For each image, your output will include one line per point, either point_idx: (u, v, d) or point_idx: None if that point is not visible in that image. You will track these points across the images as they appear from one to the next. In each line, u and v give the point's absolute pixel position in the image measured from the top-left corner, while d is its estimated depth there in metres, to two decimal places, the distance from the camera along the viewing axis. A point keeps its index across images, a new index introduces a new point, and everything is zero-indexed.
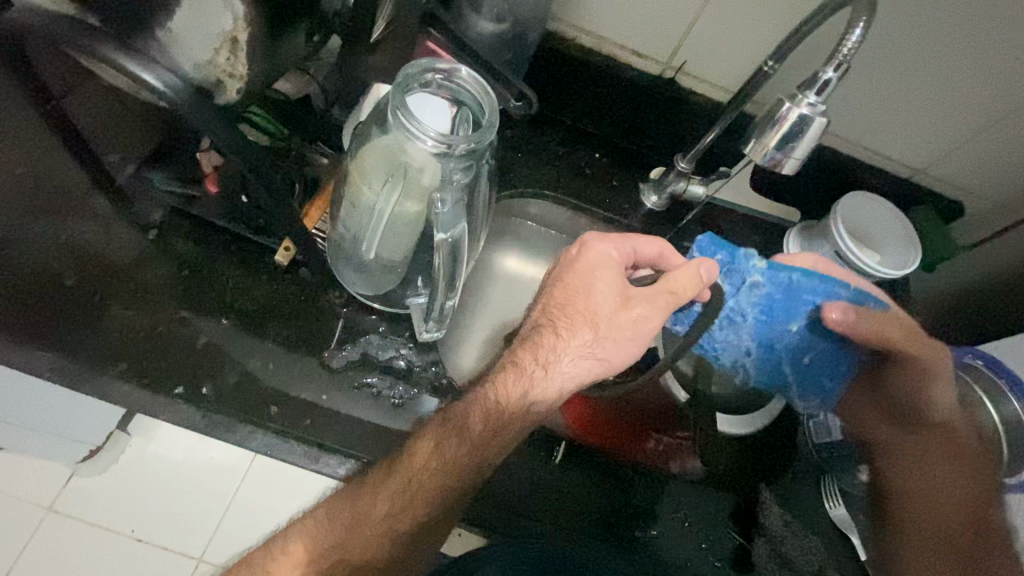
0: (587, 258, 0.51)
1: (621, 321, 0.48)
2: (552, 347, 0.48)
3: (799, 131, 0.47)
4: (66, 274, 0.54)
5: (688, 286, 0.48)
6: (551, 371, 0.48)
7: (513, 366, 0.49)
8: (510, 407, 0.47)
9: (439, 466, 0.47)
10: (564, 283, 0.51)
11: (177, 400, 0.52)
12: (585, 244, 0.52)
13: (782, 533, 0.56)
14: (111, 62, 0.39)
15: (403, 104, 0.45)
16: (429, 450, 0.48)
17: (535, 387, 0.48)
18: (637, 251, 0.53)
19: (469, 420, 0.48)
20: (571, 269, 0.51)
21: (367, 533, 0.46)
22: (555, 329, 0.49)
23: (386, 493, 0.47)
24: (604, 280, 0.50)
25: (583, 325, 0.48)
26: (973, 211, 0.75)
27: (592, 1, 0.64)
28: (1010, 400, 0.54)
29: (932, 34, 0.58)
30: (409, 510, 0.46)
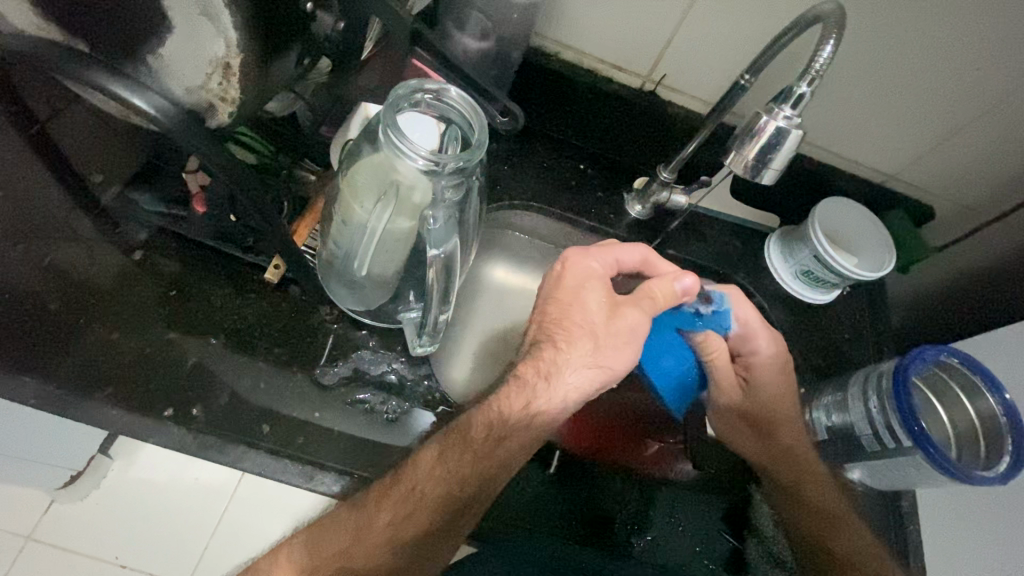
0: (573, 272, 0.52)
1: (614, 328, 0.50)
2: (554, 361, 0.49)
3: (778, 143, 0.49)
4: (48, 297, 0.54)
5: (666, 292, 0.52)
6: (555, 383, 0.48)
7: (516, 381, 0.49)
8: (511, 419, 0.48)
9: (443, 477, 0.47)
10: (556, 299, 0.52)
11: (166, 423, 0.51)
12: (568, 260, 0.53)
13: (773, 533, 0.60)
14: (101, 88, 0.39)
15: (394, 123, 0.46)
16: (432, 459, 0.48)
17: (539, 398, 0.48)
18: (619, 262, 0.55)
19: (472, 429, 0.48)
20: (562, 284, 0.52)
21: (371, 542, 0.47)
22: (555, 342, 0.50)
23: (389, 502, 0.47)
24: (593, 293, 0.51)
25: (582, 336, 0.49)
26: (943, 213, 0.77)
27: (573, 19, 0.65)
28: (984, 396, 0.56)
29: (897, 48, 0.60)
30: (410, 518, 0.47)
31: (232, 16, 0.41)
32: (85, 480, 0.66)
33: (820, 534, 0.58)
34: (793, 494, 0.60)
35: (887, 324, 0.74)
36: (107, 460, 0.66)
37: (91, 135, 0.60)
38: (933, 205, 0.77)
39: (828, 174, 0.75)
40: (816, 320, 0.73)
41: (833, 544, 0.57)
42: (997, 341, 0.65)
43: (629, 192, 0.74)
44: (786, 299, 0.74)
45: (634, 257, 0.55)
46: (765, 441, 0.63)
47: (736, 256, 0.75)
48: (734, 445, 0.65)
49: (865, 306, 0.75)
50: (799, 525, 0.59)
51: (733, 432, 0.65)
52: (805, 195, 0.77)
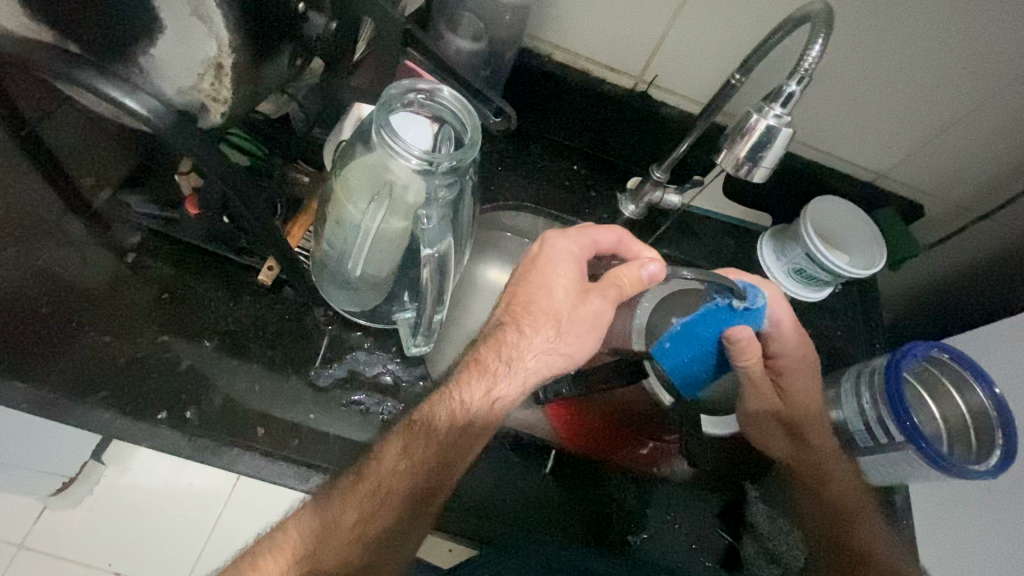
0: (549, 254, 0.52)
1: (581, 314, 0.50)
2: (515, 344, 0.49)
3: (768, 141, 0.50)
4: (40, 301, 0.53)
5: (632, 279, 0.51)
6: (516, 367, 0.49)
7: (476, 364, 0.49)
8: (472, 407, 0.48)
9: (407, 471, 0.47)
10: (526, 282, 0.51)
11: (160, 426, 0.51)
12: (545, 242, 0.53)
13: (768, 529, 0.60)
14: (92, 89, 0.39)
15: (387, 123, 0.46)
16: (397, 453, 0.47)
17: (500, 383, 0.48)
18: (598, 245, 0.54)
19: (436, 421, 0.48)
20: (536, 267, 0.52)
21: (336, 543, 0.45)
22: (518, 326, 0.49)
23: (357, 499, 0.46)
24: (562, 276, 0.51)
25: (546, 323, 0.50)
26: (932, 211, 0.78)
27: (565, 20, 0.66)
28: (974, 390, 0.57)
29: (884, 48, 0.61)
30: (378, 516, 0.46)
31: (225, 17, 0.41)
32: (78, 485, 0.66)
33: (838, 529, 0.58)
34: (815, 492, 0.60)
35: (878, 321, 0.75)
36: (99, 467, 0.66)
37: (83, 140, 0.60)
38: (922, 203, 0.77)
39: (820, 173, 0.76)
40: (809, 317, 0.74)
41: (852, 539, 0.58)
42: (984, 338, 0.66)
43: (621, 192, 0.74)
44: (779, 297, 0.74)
45: (614, 239, 0.54)
46: (792, 440, 0.60)
47: (729, 255, 0.76)
48: (762, 444, 0.61)
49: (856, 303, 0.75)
50: (817, 524, 0.59)
51: (762, 433, 0.61)
52: (798, 193, 0.77)
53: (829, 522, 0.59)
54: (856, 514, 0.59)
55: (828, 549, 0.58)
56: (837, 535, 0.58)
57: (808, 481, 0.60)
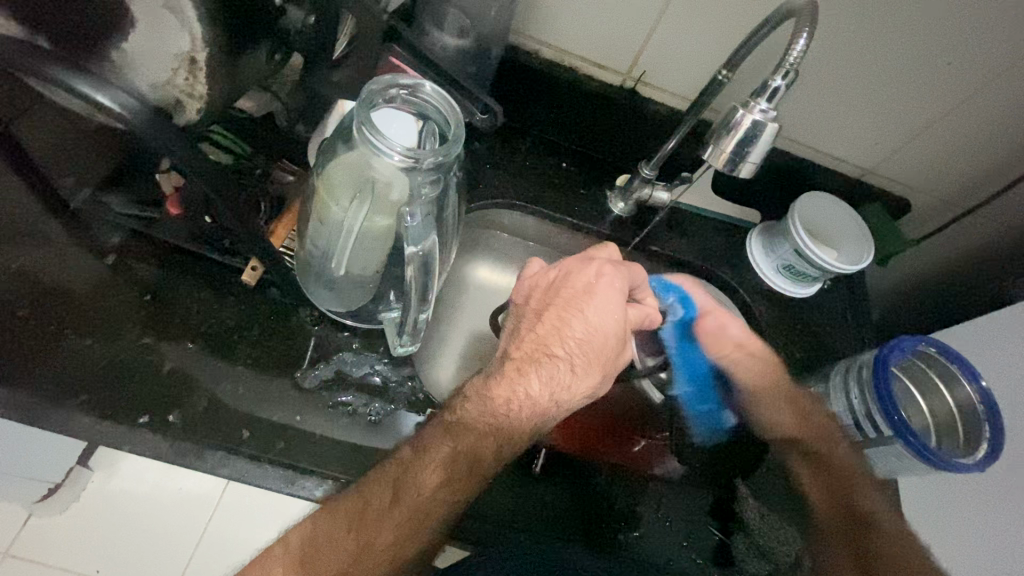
0: (604, 290, 0.54)
1: (618, 360, 0.54)
2: (567, 385, 0.50)
3: (754, 136, 0.49)
4: (17, 304, 0.52)
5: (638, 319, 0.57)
6: (562, 406, 0.50)
7: (528, 400, 0.49)
8: (518, 436, 0.49)
9: (451, 499, 0.47)
10: (583, 317, 0.52)
11: (142, 430, 0.50)
12: (602, 276, 0.55)
13: (759, 526, 0.58)
14: (66, 86, 0.38)
15: (369, 120, 0.45)
16: (437, 481, 0.47)
17: (546, 419, 0.50)
18: (637, 288, 0.59)
19: (483, 446, 0.48)
20: (592, 308, 0.53)
21: (371, 564, 0.45)
22: (572, 365, 0.50)
23: (391, 523, 0.45)
24: (609, 319, 0.53)
25: (597, 368, 0.51)
26: (918, 207, 0.79)
27: (552, 17, 0.65)
28: (962, 383, 0.57)
29: (869, 43, 0.61)
30: (413, 537, 0.46)
31: (196, 9, 0.42)
32: (63, 492, 0.65)
33: (840, 498, 0.57)
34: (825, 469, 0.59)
35: (867, 316, 0.75)
36: (87, 472, 0.65)
37: (62, 139, 0.58)
38: (910, 199, 0.78)
39: (808, 170, 0.76)
40: (799, 314, 0.74)
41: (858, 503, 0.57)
42: (964, 329, 0.67)
43: (611, 189, 0.74)
44: (769, 294, 0.74)
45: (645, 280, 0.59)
46: (795, 410, 0.62)
47: (719, 252, 0.75)
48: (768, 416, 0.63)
49: (845, 298, 0.76)
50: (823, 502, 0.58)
51: (766, 402, 0.63)
52: (786, 190, 0.77)
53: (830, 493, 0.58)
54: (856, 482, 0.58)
55: (832, 514, 0.57)
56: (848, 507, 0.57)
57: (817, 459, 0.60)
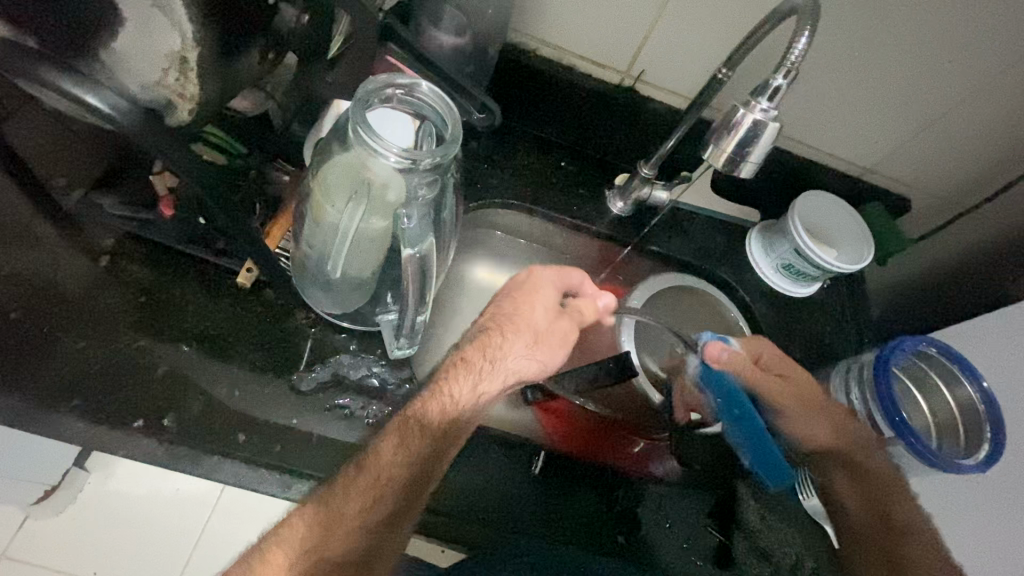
0: (539, 280, 0.56)
1: (554, 328, 0.55)
2: (500, 348, 0.52)
3: (755, 136, 0.49)
4: (9, 307, 0.51)
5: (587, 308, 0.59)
6: (498, 365, 0.52)
7: (464, 365, 0.51)
8: (462, 412, 0.50)
9: (406, 459, 0.47)
10: (513, 299, 0.56)
11: (136, 435, 0.49)
12: (536, 271, 0.57)
13: (759, 526, 0.59)
14: (54, 86, 0.37)
15: (365, 120, 0.45)
16: (394, 447, 0.47)
17: (485, 379, 0.51)
18: (575, 288, 0.59)
19: (428, 412, 0.48)
20: (529, 297, 0.55)
21: (341, 534, 0.44)
22: (502, 332, 0.53)
23: (356, 491, 0.45)
24: (541, 300, 0.55)
25: (524, 334, 0.54)
26: (919, 205, 0.78)
27: (550, 15, 0.64)
28: (963, 384, 0.59)
29: (870, 42, 0.61)
30: (379, 505, 0.46)
31: (187, 9, 0.41)
32: (58, 496, 0.65)
33: (875, 502, 0.60)
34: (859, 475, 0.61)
35: (867, 316, 0.75)
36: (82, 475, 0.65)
37: (54, 140, 0.58)
38: (910, 198, 0.77)
39: (808, 169, 0.75)
40: (799, 314, 0.73)
41: (893, 509, 0.60)
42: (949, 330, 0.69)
43: (611, 188, 0.74)
44: (769, 293, 0.74)
45: (582, 279, 0.59)
46: (824, 420, 0.63)
47: (719, 251, 0.75)
48: (803, 432, 0.65)
49: (845, 297, 0.75)
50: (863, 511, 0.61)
51: (801, 420, 0.64)
52: (786, 189, 0.77)
53: (869, 502, 0.61)
54: (891, 490, 0.60)
55: (871, 525, 0.60)
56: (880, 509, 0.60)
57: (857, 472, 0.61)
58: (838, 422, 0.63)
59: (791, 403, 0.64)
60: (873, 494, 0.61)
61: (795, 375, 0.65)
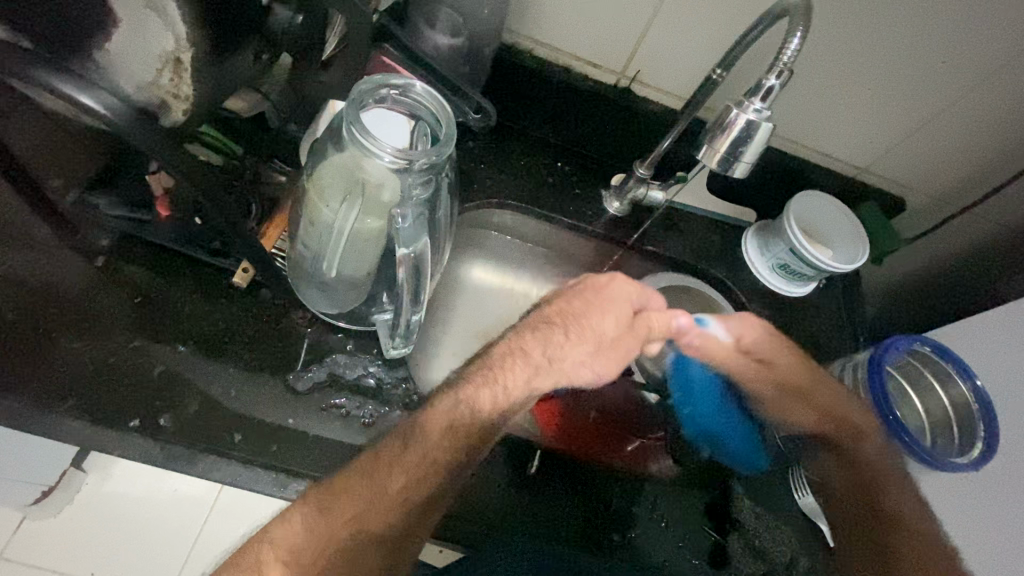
0: (613, 288, 0.56)
1: (619, 344, 0.56)
2: (561, 347, 0.53)
3: (748, 136, 0.49)
4: (5, 307, 0.51)
5: (660, 322, 0.59)
6: (556, 364, 0.53)
7: (522, 353, 0.52)
8: (515, 395, 0.51)
9: (456, 439, 0.47)
10: (585, 299, 0.56)
11: (132, 434, 0.49)
12: (613, 278, 0.57)
13: (755, 526, 0.58)
14: (48, 87, 0.38)
15: (359, 121, 0.45)
16: (442, 428, 0.47)
17: (541, 375, 0.52)
18: (651, 310, 0.59)
19: (478, 399, 0.49)
20: (592, 309, 0.55)
21: (382, 508, 0.45)
22: (565, 329, 0.54)
23: (401, 468, 0.46)
24: (615, 311, 0.56)
25: (588, 340, 0.54)
26: (914, 205, 0.79)
27: (546, 15, 0.65)
28: (956, 383, 0.61)
29: (862, 43, 0.61)
30: (424, 483, 0.46)
31: (180, 9, 0.42)
32: (55, 497, 0.65)
33: (862, 490, 0.59)
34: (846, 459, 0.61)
35: (862, 315, 0.75)
36: (80, 475, 0.64)
37: (45, 137, 0.56)
38: (905, 198, 0.78)
39: (803, 169, 0.75)
40: (795, 313, 0.73)
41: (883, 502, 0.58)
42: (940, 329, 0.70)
43: (607, 188, 0.74)
44: (765, 293, 0.74)
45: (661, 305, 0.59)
46: (809, 405, 0.63)
47: (715, 251, 0.75)
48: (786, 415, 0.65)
49: (840, 296, 0.76)
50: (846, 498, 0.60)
51: (784, 404, 0.64)
52: (781, 190, 0.77)
53: (860, 489, 0.60)
54: (882, 478, 0.59)
55: (859, 511, 0.59)
56: (867, 496, 0.59)
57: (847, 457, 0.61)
58: (830, 404, 0.62)
59: (769, 388, 0.64)
60: (858, 480, 0.60)
61: (787, 357, 0.62)
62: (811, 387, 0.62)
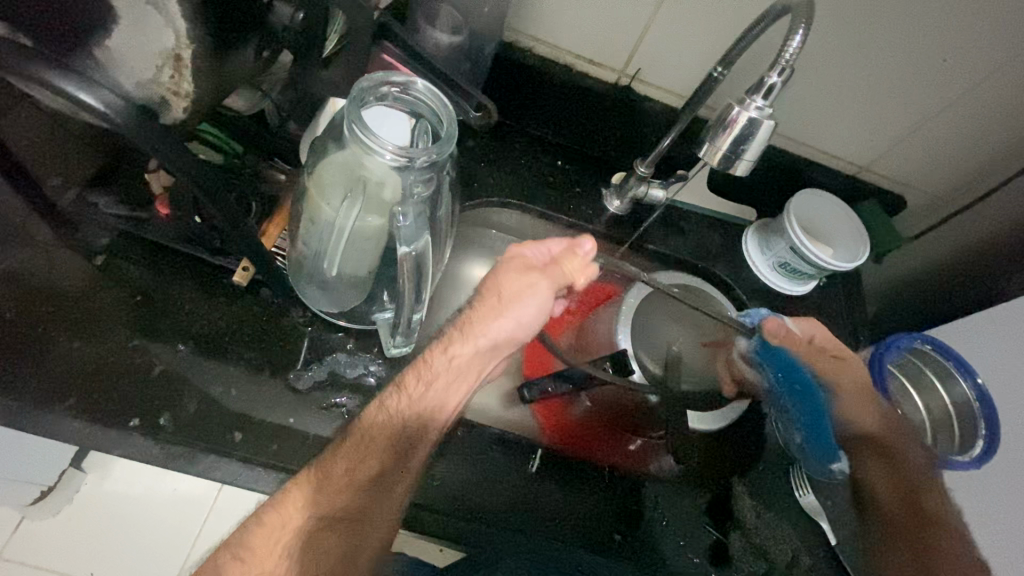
0: (514, 256, 0.56)
1: (524, 285, 0.54)
2: (469, 317, 0.54)
3: (749, 134, 0.49)
4: (4, 307, 0.51)
5: (569, 267, 0.56)
6: (468, 331, 0.53)
7: (442, 338, 0.53)
8: (435, 373, 0.51)
9: (387, 421, 0.48)
10: (491, 272, 0.56)
11: (132, 433, 0.49)
12: (516, 249, 0.57)
13: (755, 525, 0.59)
14: (46, 84, 0.37)
15: (359, 118, 0.45)
16: (376, 406, 0.49)
17: (454, 343, 0.52)
18: (555, 255, 0.56)
19: (407, 381, 0.50)
20: (497, 272, 0.55)
21: (331, 493, 0.45)
22: (472, 303, 0.54)
23: (342, 452, 0.46)
24: (514, 267, 0.55)
25: (491, 295, 0.54)
26: (913, 204, 0.79)
27: (546, 13, 0.64)
28: (957, 381, 0.61)
29: (863, 40, 0.61)
30: (366, 464, 0.46)
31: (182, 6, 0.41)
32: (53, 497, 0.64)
33: (908, 495, 0.59)
34: (893, 461, 0.60)
35: (862, 314, 0.75)
36: (81, 475, 0.64)
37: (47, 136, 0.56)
38: (905, 196, 0.78)
39: (804, 167, 0.75)
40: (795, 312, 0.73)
41: (926, 504, 0.59)
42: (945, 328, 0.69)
43: (607, 187, 0.74)
44: (766, 292, 0.74)
45: (559, 245, 0.57)
46: (873, 405, 0.62)
47: (715, 250, 0.75)
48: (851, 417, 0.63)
49: (840, 294, 0.76)
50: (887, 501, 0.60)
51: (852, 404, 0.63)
52: (782, 189, 0.77)
53: (903, 492, 0.60)
54: (923, 483, 0.60)
55: (898, 515, 0.59)
56: (913, 503, 0.59)
57: (893, 460, 0.61)
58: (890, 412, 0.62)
59: (846, 388, 0.63)
60: (903, 484, 0.60)
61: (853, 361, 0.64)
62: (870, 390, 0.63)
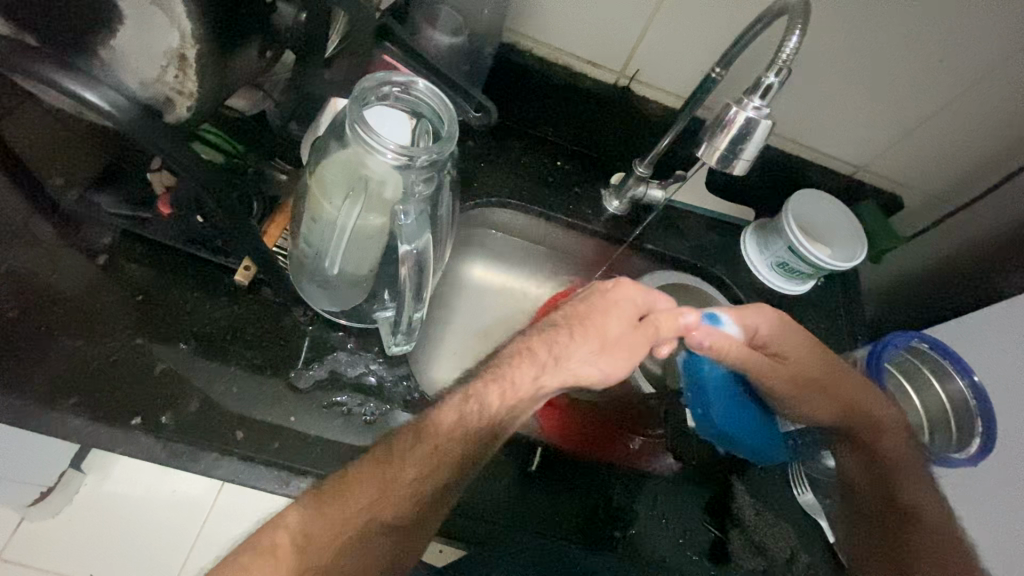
0: (617, 292, 0.55)
1: (626, 339, 0.53)
2: (565, 347, 0.52)
3: (748, 134, 0.49)
4: (6, 306, 0.51)
5: (670, 330, 0.55)
6: (561, 366, 0.51)
7: (528, 353, 0.51)
8: (521, 400, 0.50)
9: (463, 434, 0.47)
10: (586, 301, 0.54)
11: (134, 432, 0.49)
12: (618, 284, 0.55)
13: (754, 522, 0.59)
14: (51, 83, 0.38)
15: (361, 118, 0.45)
16: (452, 420, 0.47)
17: (546, 374, 0.50)
18: (659, 311, 0.56)
19: (486, 393, 0.49)
20: (604, 308, 0.54)
21: (398, 498, 0.45)
22: (570, 330, 0.52)
23: (416, 458, 0.46)
24: (618, 314, 0.54)
25: (593, 336, 0.52)
26: (910, 204, 0.79)
27: (546, 14, 0.65)
28: (955, 379, 0.61)
29: (861, 40, 0.62)
30: (435, 474, 0.46)
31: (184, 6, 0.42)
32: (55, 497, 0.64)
33: (886, 488, 0.60)
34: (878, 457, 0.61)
35: (859, 313, 0.76)
36: (79, 475, 0.64)
37: (52, 138, 0.58)
38: (902, 196, 0.78)
39: (802, 168, 0.76)
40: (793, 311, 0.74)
41: (904, 498, 0.59)
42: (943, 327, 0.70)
43: (606, 187, 0.74)
44: (765, 292, 0.74)
45: (668, 304, 0.56)
46: (833, 401, 0.61)
47: (713, 250, 0.75)
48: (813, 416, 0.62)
49: (838, 294, 0.76)
50: (873, 493, 0.61)
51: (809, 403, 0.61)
52: (780, 189, 0.77)
53: (877, 482, 0.61)
54: (903, 474, 0.60)
55: (876, 505, 0.60)
56: (897, 501, 0.59)
57: (881, 459, 0.61)
58: (885, 416, 0.60)
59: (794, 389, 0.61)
60: (894, 484, 0.60)
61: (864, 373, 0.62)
62: (849, 393, 0.61)
